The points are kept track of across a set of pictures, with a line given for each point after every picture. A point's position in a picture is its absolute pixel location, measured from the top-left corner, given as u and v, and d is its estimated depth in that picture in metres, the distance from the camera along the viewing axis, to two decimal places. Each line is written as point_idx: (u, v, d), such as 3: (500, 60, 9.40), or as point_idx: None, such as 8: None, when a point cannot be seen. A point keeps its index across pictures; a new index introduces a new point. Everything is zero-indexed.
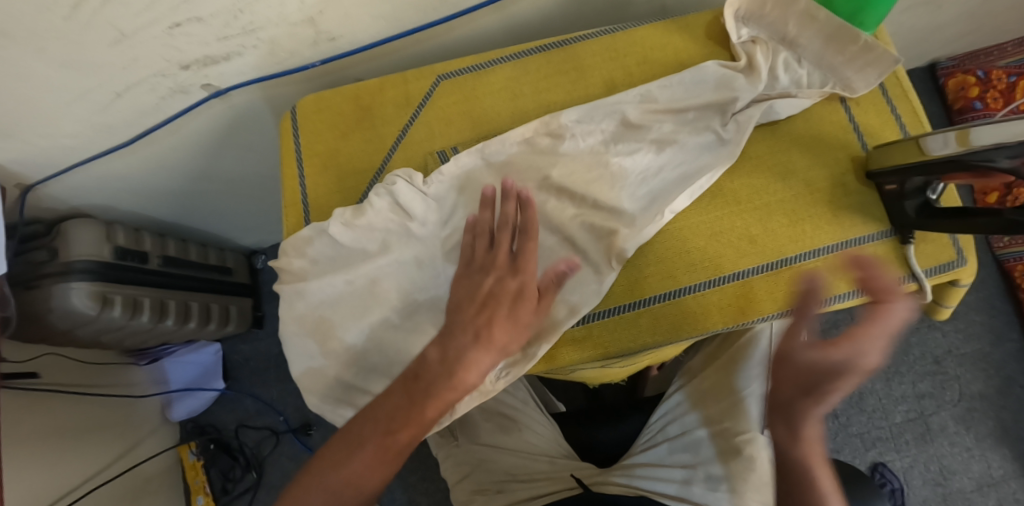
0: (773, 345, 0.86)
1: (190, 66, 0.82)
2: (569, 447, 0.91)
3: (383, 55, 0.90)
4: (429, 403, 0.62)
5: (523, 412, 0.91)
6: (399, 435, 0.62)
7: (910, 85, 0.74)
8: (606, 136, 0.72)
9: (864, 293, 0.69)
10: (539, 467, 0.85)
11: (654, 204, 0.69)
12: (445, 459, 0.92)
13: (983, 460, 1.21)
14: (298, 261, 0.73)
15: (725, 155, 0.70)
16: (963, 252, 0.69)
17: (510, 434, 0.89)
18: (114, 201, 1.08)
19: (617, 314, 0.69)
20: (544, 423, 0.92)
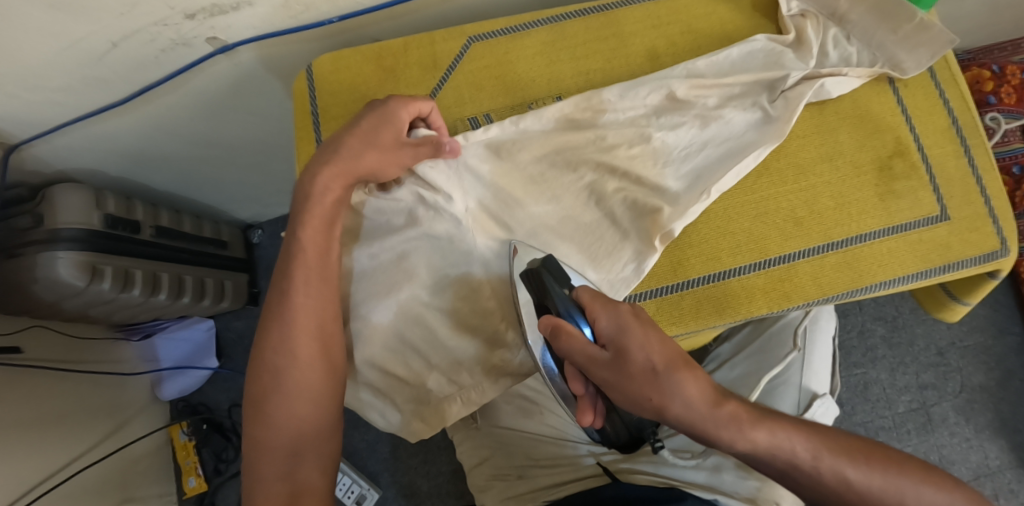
0: (807, 334, 0.86)
1: (196, 15, 0.76)
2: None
3: (403, 14, 0.85)
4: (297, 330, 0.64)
5: (544, 396, 0.89)
6: (297, 356, 0.64)
7: (960, 71, 0.72)
8: (650, 110, 0.70)
9: (911, 281, 0.67)
10: (560, 452, 0.85)
11: (699, 182, 0.67)
12: (462, 443, 0.92)
13: (982, 451, 1.22)
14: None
15: (772, 133, 0.67)
16: (1007, 242, 0.68)
17: (531, 418, 0.88)
18: (104, 165, 1.02)
19: (661, 296, 0.67)
20: (567, 407, 0.89)
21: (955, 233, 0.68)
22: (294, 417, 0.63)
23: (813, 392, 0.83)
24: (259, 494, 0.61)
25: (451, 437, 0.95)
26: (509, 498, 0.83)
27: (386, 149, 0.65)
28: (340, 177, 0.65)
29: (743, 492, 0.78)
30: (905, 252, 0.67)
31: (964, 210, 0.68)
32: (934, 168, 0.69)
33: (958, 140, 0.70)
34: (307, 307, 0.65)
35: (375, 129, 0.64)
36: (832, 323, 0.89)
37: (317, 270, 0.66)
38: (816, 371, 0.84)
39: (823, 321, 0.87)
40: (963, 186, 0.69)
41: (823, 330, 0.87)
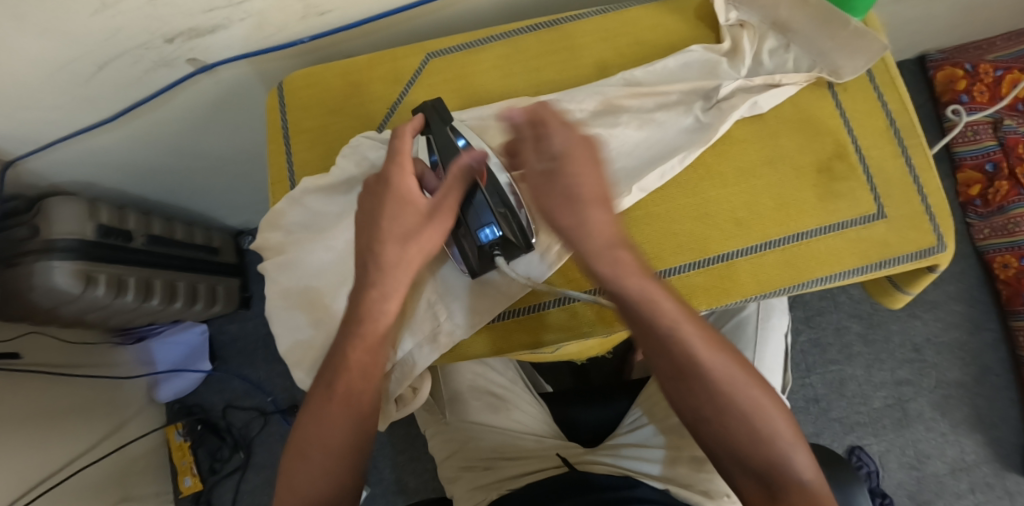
0: (760, 332, 0.90)
1: (175, 38, 0.80)
2: (557, 427, 0.96)
3: (373, 33, 0.88)
4: (357, 339, 0.65)
5: (511, 393, 0.97)
6: (335, 388, 0.64)
7: (899, 74, 0.75)
8: (588, 116, 0.72)
9: (849, 277, 0.69)
10: (527, 444, 0.90)
11: (627, 180, 0.69)
12: (434, 436, 0.97)
13: (957, 446, 1.24)
14: (274, 236, 0.72)
15: (700, 138, 0.70)
16: (943, 238, 0.70)
17: (499, 413, 0.94)
18: (98, 178, 1.06)
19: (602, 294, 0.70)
20: (533, 405, 0.97)
21: (893, 230, 0.71)
22: (329, 436, 0.65)
23: None
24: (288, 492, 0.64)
25: (424, 431, 1.00)
26: (475, 488, 0.87)
27: (402, 215, 0.65)
28: (382, 234, 0.65)
29: (695, 483, 0.81)
30: (844, 250, 0.70)
31: (902, 209, 0.71)
32: (873, 170, 0.72)
33: (896, 141, 0.73)
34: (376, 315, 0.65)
35: (393, 207, 0.65)
36: (785, 320, 0.91)
37: (376, 324, 0.65)
38: (770, 369, 0.88)
39: (776, 319, 0.90)
40: (902, 187, 0.71)
41: (776, 329, 0.90)
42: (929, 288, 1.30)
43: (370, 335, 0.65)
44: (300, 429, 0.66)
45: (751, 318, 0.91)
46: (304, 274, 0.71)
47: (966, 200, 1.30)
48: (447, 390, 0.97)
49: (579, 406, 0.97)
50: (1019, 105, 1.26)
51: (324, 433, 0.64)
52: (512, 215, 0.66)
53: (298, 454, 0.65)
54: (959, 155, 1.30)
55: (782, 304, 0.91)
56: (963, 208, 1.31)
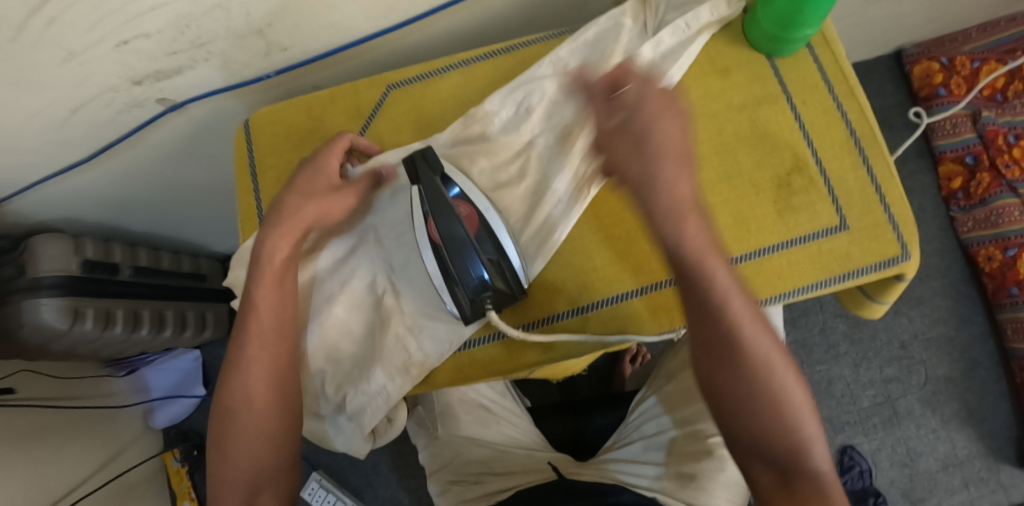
0: None
1: (144, 80, 0.81)
2: (545, 440, 0.97)
3: (338, 64, 0.89)
4: (264, 276, 0.66)
5: (500, 407, 0.98)
6: (256, 325, 0.66)
7: (857, 83, 0.74)
8: (537, 131, 0.75)
9: (812, 291, 0.69)
10: (517, 458, 0.90)
11: (581, 181, 0.72)
12: (424, 448, 0.97)
13: (949, 441, 1.24)
14: (243, 273, 0.74)
15: None
16: (907, 247, 0.69)
17: (488, 427, 0.95)
18: (83, 214, 1.08)
19: (567, 318, 0.71)
20: (522, 417, 0.98)
21: (855, 242, 0.69)
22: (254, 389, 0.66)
23: None
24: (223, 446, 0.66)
25: (414, 443, 1.00)
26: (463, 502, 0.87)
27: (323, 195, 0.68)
28: (289, 235, 0.66)
29: (684, 500, 0.82)
30: (805, 264, 0.69)
31: (864, 220, 0.70)
32: (833, 182, 0.71)
33: (857, 152, 0.72)
34: (269, 319, 0.66)
35: (312, 180, 0.68)
36: None
37: (272, 321, 0.67)
38: None
39: None
40: (863, 197, 0.70)
41: None
42: (914, 284, 1.29)
43: (274, 332, 0.67)
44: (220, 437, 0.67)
45: None
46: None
47: (947, 194, 1.29)
48: (437, 404, 0.97)
49: (558, 420, 1.00)
50: (996, 96, 1.27)
51: (245, 385, 0.66)
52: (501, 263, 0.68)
53: (225, 406, 0.66)
54: (939, 149, 1.30)
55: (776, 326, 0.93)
56: (944, 201, 1.30)
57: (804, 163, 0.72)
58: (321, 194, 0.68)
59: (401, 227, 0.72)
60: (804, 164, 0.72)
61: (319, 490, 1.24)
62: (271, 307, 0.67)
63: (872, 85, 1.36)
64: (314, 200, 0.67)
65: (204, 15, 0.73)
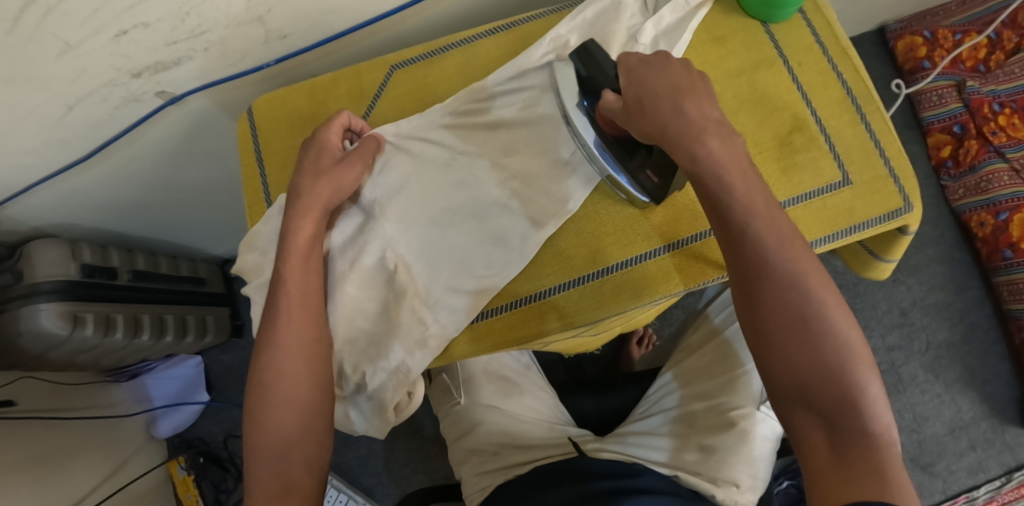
0: None
1: (142, 73, 0.80)
2: (568, 415, 0.95)
3: (336, 51, 0.89)
4: (289, 256, 0.67)
5: (522, 379, 0.97)
6: (286, 302, 0.66)
7: (849, 44, 0.75)
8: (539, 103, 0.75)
9: (820, 245, 0.69)
10: (537, 432, 0.90)
11: None
12: (445, 416, 0.97)
13: (954, 405, 1.26)
14: (251, 257, 0.74)
15: None
16: (910, 199, 0.70)
17: (510, 397, 0.94)
18: (78, 219, 1.07)
19: (582, 285, 0.70)
20: (545, 391, 0.96)
21: (858, 196, 0.70)
22: (286, 366, 0.65)
23: None
24: (258, 425, 0.63)
25: (435, 409, 1.00)
26: (482, 473, 0.88)
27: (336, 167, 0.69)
28: (309, 216, 0.68)
29: (704, 472, 0.81)
30: (810, 219, 0.70)
31: (866, 174, 0.71)
32: (833, 139, 0.72)
33: (855, 110, 0.73)
34: (295, 293, 0.66)
35: (317, 160, 0.69)
36: None
37: (298, 295, 0.67)
38: None
39: None
40: (863, 152, 0.71)
41: None
42: (910, 253, 1.31)
43: (303, 309, 0.66)
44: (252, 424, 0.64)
45: None
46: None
47: (937, 163, 1.32)
48: (460, 372, 0.96)
49: (584, 397, 0.98)
50: (979, 66, 1.30)
51: (278, 361, 0.65)
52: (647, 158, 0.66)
53: (258, 386, 0.64)
54: (927, 121, 1.32)
55: None
56: (935, 170, 1.33)
57: (804, 123, 0.72)
58: (330, 173, 0.68)
59: (412, 205, 0.73)
60: (804, 123, 0.73)
61: (334, 491, 1.22)
62: (299, 283, 0.67)
63: (857, 60, 1.38)
64: (324, 179, 0.68)
65: (204, 2, 0.73)
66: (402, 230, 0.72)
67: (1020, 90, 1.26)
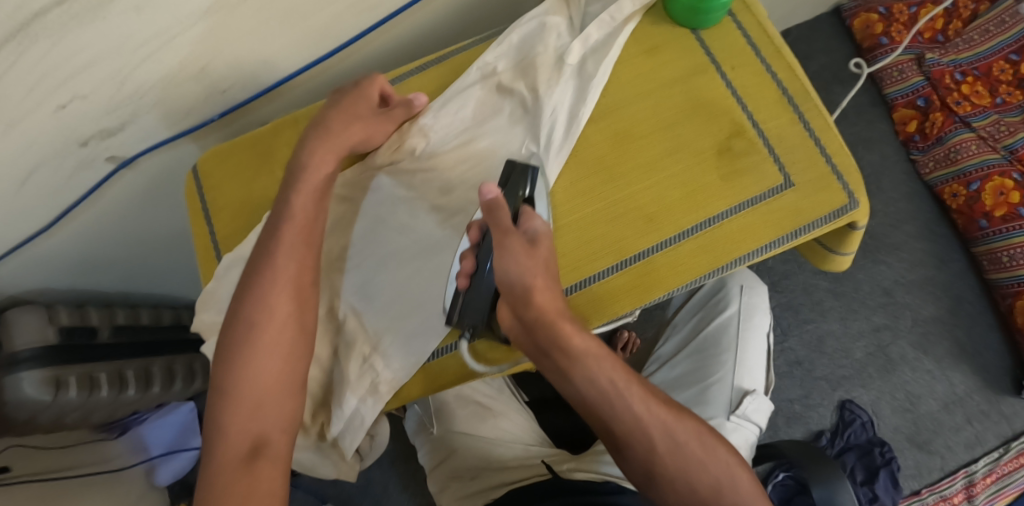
0: (740, 334, 0.91)
1: (89, 141, 0.81)
2: (543, 434, 0.97)
3: (278, 96, 0.90)
4: (297, 192, 0.68)
5: (495, 403, 0.99)
6: (277, 264, 0.65)
7: (782, 42, 0.76)
8: (476, 134, 0.75)
9: (769, 251, 0.68)
10: (515, 453, 0.91)
11: None
12: (423, 445, 1.00)
13: (945, 380, 1.25)
14: (209, 315, 0.74)
15: (573, 123, 0.73)
16: (854, 195, 0.69)
17: (486, 422, 0.96)
18: (52, 282, 1.07)
19: None
20: (520, 413, 0.99)
21: (803, 197, 0.69)
22: (277, 330, 0.65)
23: (745, 388, 0.87)
24: (242, 385, 0.63)
25: (413, 441, 1.03)
26: (464, 497, 0.90)
27: (369, 121, 0.72)
28: (328, 153, 0.69)
29: None
30: (758, 225, 0.68)
31: (808, 174, 0.70)
32: (773, 142, 0.71)
33: (792, 108, 0.73)
34: (296, 236, 0.67)
35: (356, 105, 0.71)
36: (765, 322, 0.93)
37: (301, 237, 0.67)
38: (750, 368, 0.88)
39: (756, 320, 0.92)
40: (806, 152, 0.71)
41: (755, 329, 0.91)
42: (888, 231, 1.29)
43: (284, 293, 0.66)
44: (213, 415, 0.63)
45: (732, 320, 0.92)
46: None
47: (905, 138, 1.31)
48: (433, 401, 0.99)
49: (558, 414, 0.99)
50: (937, 37, 1.30)
51: (263, 316, 0.65)
52: (479, 273, 0.65)
53: (242, 336, 0.64)
54: (891, 97, 1.31)
55: (763, 307, 0.93)
56: (904, 145, 1.31)
57: (743, 128, 0.72)
58: (366, 121, 0.72)
59: (357, 248, 0.73)
60: (743, 127, 0.72)
61: None
62: (298, 231, 0.67)
63: (815, 43, 1.37)
64: (357, 124, 0.71)
65: (138, 67, 0.73)
66: (350, 275, 0.73)
67: (980, 58, 1.27)
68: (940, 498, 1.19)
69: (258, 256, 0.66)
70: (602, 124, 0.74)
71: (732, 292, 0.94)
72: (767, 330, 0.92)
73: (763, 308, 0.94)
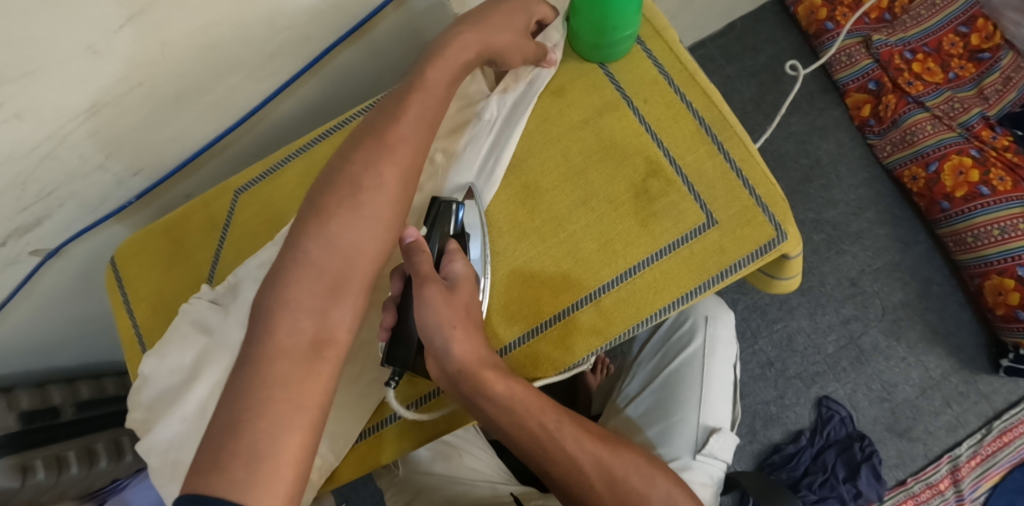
0: (704, 367, 0.90)
1: (7, 240, 0.79)
2: (508, 472, 0.94)
3: (198, 169, 0.89)
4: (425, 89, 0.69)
5: (462, 440, 0.95)
6: (390, 140, 0.67)
7: (696, 69, 0.73)
8: None
9: (693, 297, 0.65)
10: (481, 494, 0.88)
11: None
12: (387, 487, 0.96)
13: (920, 365, 1.23)
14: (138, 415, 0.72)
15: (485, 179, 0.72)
16: (782, 227, 0.66)
17: (450, 461, 0.93)
18: (10, 366, 1.06)
19: None
20: (484, 449, 0.96)
21: (727, 234, 0.66)
22: (373, 215, 0.65)
23: (710, 427, 0.87)
24: (324, 269, 0.63)
25: (377, 482, 0.99)
26: None
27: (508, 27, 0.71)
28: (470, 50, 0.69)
29: None
30: (679, 271, 0.66)
31: (731, 209, 0.67)
32: (692, 178, 0.69)
33: (710, 139, 0.70)
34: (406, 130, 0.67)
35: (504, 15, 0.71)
36: (730, 353, 0.92)
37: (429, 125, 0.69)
38: (714, 405, 0.88)
39: (720, 352, 0.90)
40: (726, 185, 0.68)
41: (720, 362, 0.90)
42: (850, 220, 1.27)
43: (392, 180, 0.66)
44: (280, 290, 0.62)
45: (696, 354, 0.90)
46: (167, 448, 0.69)
47: (861, 123, 1.28)
48: None
49: None
50: (884, 15, 1.25)
51: (376, 185, 0.65)
52: (403, 323, 0.65)
53: (344, 218, 0.64)
54: (842, 82, 1.28)
55: (727, 336, 0.92)
56: (860, 130, 1.29)
57: (657, 165, 0.70)
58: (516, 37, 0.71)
59: None
60: (658, 166, 0.70)
61: None
62: (427, 116, 0.69)
63: (759, 33, 1.34)
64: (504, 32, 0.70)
65: (38, 167, 0.71)
66: None
67: (929, 33, 1.24)
68: (926, 485, 1.18)
69: (374, 127, 0.67)
70: (516, 177, 0.72)
71: (695, 322, 0.92)
72: (732, 361, 0.91)
73: (728, 337, 0.92)
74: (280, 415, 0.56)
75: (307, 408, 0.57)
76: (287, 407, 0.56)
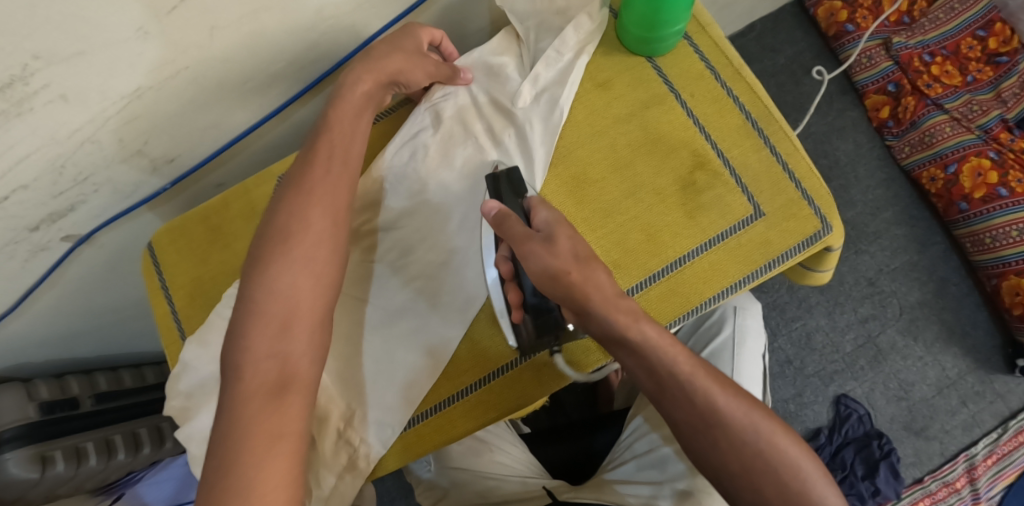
0: (734, 355, 0.90)
1: (40, 225, 0.78)
2: (539, 465, 0.94)
3: (231, 158, 0.88)
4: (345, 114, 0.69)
5: (493, 435, 0.95)
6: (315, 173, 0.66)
7: (741, 64, 0.74)
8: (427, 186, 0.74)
9: (740, 287, 0.66)
10: (513, 487, 0.88)
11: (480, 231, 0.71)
12: (420, 481, 0.97)
13: (937, 365, 1.24)
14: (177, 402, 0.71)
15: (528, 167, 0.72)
16: (827, 220, 0.67)
17: (481, 456, 0.93)
18: (29, 357, 1.05)
19: (501, 375, 0.69)
20: (515, 443, 0.95)
21: (773, 227, 0.68)
22: (311, 236, 0.63)
23: None
24: (271, 302, 0.60)
25: (410, 476, 0.99)
26: None
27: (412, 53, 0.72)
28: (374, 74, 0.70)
29: None
30: (727, 261, 0.67)
31: (777, 202, 0.68)
32: (738, 172, 0.69)
33: (756, 133, 0.71)
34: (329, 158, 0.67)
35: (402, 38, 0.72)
36: (759, 343, 0.92)
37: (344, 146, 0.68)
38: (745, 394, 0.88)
39: (750, 342, 0.91)
40: (771, 178, 0.69)
41: (750, 352, 0.90)
42: (867, 220, 1.28)
43: (321, 209, 0.65)
44: (235, 344, 0.59)
45: (726, 343, 0.91)
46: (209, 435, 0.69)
47: (879, 124, 1.30)
48: None
49: (554, 446, 0.97)
50: (903, 18, 1.27)
51: (301, 214, 0.64)
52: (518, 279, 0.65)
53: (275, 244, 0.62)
54: (862, 84, 1.29)
55: (757, 327, 0.92)
56: (878, 131, 1.30)
57: (704, 158, 0.70)
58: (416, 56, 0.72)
59: None
60: (705, 158, 0.70)
61: None
62: (346, 138, 0.69)
63: (778, 34, 1.36)
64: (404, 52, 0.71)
65: (75, 151, 0.71)
66: None
67: (947, 36, 1.25)
68: (942, 484, 1.18)
69: (297, 166, 0.67)
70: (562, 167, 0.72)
71: (725, 312, 0.93)
72: (761, 352, 0.92)
73: (758, 328, 0.93)
74: (253, 444, 0.54)
75: (289, 437, 0.56)
76: (267, 434, 0.55)
